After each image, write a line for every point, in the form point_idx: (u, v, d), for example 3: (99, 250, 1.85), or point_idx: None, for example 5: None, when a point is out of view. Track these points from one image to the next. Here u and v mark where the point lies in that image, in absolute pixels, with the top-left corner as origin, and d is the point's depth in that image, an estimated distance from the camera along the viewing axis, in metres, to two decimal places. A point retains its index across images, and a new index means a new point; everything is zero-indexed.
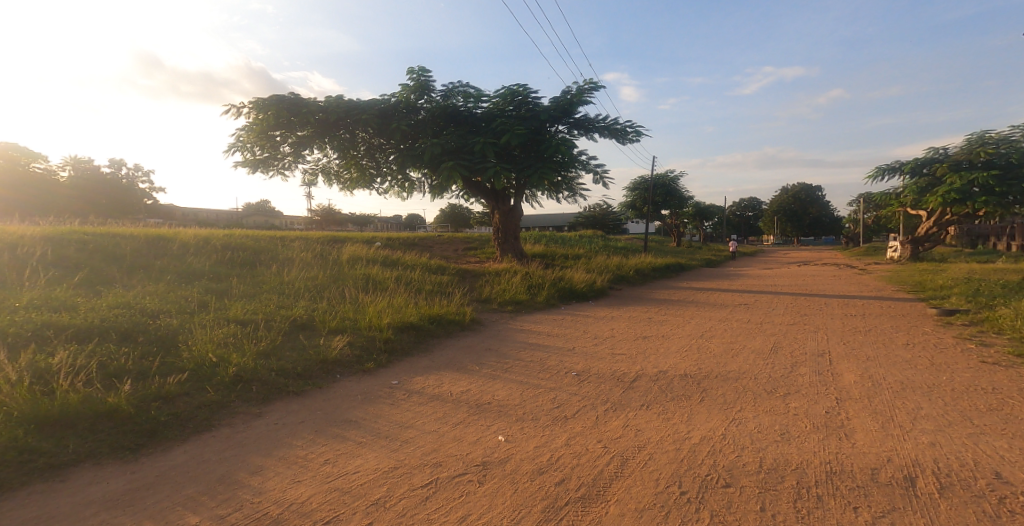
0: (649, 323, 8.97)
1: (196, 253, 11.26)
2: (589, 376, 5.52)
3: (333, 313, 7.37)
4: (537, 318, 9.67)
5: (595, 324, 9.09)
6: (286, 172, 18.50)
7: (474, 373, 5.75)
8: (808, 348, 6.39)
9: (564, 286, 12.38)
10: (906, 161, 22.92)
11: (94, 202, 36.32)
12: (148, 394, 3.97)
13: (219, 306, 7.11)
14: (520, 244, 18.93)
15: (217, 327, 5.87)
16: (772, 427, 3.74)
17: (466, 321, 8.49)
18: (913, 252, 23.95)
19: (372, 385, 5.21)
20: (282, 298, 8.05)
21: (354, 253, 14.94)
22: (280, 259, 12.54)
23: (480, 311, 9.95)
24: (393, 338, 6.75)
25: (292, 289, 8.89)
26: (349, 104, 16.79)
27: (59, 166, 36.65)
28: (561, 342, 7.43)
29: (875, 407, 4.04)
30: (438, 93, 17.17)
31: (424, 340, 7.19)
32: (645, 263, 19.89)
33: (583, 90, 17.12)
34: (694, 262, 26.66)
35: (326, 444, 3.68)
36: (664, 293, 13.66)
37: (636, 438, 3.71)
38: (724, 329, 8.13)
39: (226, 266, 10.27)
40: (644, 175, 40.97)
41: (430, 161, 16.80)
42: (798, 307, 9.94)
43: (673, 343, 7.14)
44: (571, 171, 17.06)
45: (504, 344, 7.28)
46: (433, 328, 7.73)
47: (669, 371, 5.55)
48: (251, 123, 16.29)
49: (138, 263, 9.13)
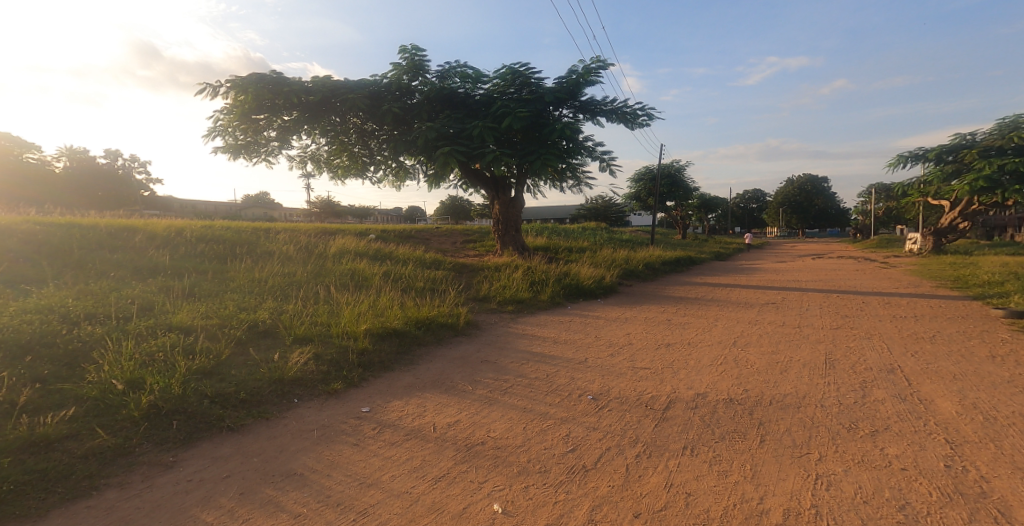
0: (669, 327, 7.87)
1: (165, 246, 10.24)
2: (609, 401, 4.41)
3: (304, 317, 6.29)
4: (541, 320, 8.58)
5: (607, 328, 8.01)
6: (272, 160, 17.40)
7: (467, 396, 4.66)
8: (870, 361, 5.28)
9: (570, 283, 11.28)
10: (930, 148, 21.72)
11: (92, 196, 35.88)
12: (7, 444, 2.87)
13: (167, 308, 6.03)
14: (521, 237, 17.77)
15: (150, 338, 4.79)
16: (880, 493, 2.62)
17: (459, 325, 7.42)
18: (935, 245, 22.65)
19: (339, 414, 4.13)
20: (247, 300, 6.97)
21: (343, 246, 13.84)
22: (259, 253, 11.51)
23: (477, 313, 8.84)
24: (370, 349, 5.66)
25: (262, 287, 7.81)
26: (337, 85, 15.62)
27: (54, 157, 35.72)
28: (570, 352, 6.35)
29: (1014, 460, 2.91)
30: (433, 74, 15.97)
31: (408, 351, 6.08)
32: (654, 256, 18.76)
33: (590, 69, 15.86)
34: (704, 256, 25.44)
35: (249, 520, 2.58)
36: (678, 289, 12.60)
37: (688, 511, 2.59)
38: (758, 335, 7.05)
39: (193, 261, 9.22)
40: (649, 166, 39.61)
41: (426, 147, 15.65)
42: (836, 308, 8.80)
43: (703, 354, 6.06)
44: (577, 158, 15.89)
45: (503, 354, 6.21)
46: (421, 335, 6.65)
47: (709, 394, 4.45)
48: (231, 104, 15.15)
49: (88, 257, 8.07)
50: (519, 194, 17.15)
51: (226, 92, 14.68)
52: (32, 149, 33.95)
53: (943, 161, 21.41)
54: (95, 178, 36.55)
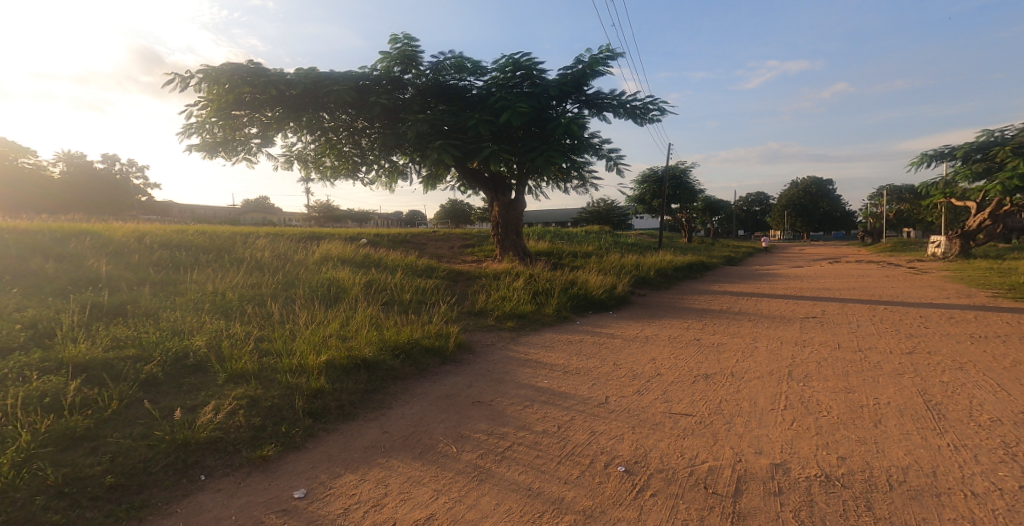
0: (700, 350, 6.60)
1: (117, 254, 9.00)
2: (650, 477, 3.09)
3: (248, 346, 4.98)
4: (546, 340, 7.32)
5: (625, 351, 6.71)
6: (253, 159, 16.13)
7: (450, 466, 3.35)
8: (989, 407, 3.94)
9: (578, 294, 10.00)
10: (957, 145, 20.36)
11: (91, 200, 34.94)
12: None
13: (72, 333, 4.74)
14: (522, 240, 16.43)
15: (13, 385, 3.49)
16: None
17: (448, 349, 6.15)
18: (963, 248, 21.21)
19: (261, 502, 2.82)
20: (184, 322, 5.67)
21: (328, 251, 12.59)
22: (229, 260, 10.26)
23: (471, 331, 7.54)
24: (328, 390, 4.37)
25: (211, 304, 6.53)
26: (321, 76, 14.38)
27: (50, 163, 34.88)
28: (586, 387, 5.06)
29: None
30: (427, 66, 14.82)
31: (378, 390, 4.78)
32: (665, 261, 17.49)
33: (597, 59, 14.58)
34: (716, 261, 24.13)
35: None
36: (697, 299, 11.32)
37: None
38: (813, 361, 5.72)
39: (141, 271, 7.96)
40: (654, 166, 38.26)
41: (418, 143, 14.42)
42: (892, 324, 7.48)
43: (755, 391, 4.75)
44: (582, 156, 14.62)
45: (502, 392, 4.93)
46: (399, 366, 5.37)
47: (792, 467, 3.09)
48: (206, 98, 13.88)
49: (7, 270, 6.78)
50: (520, 195, 15.90)
51: (198, 84, 13.41)
52: (28, 153, 32.56)
53: (971, 160, 20.06)
54: (94, 183, 35.56)
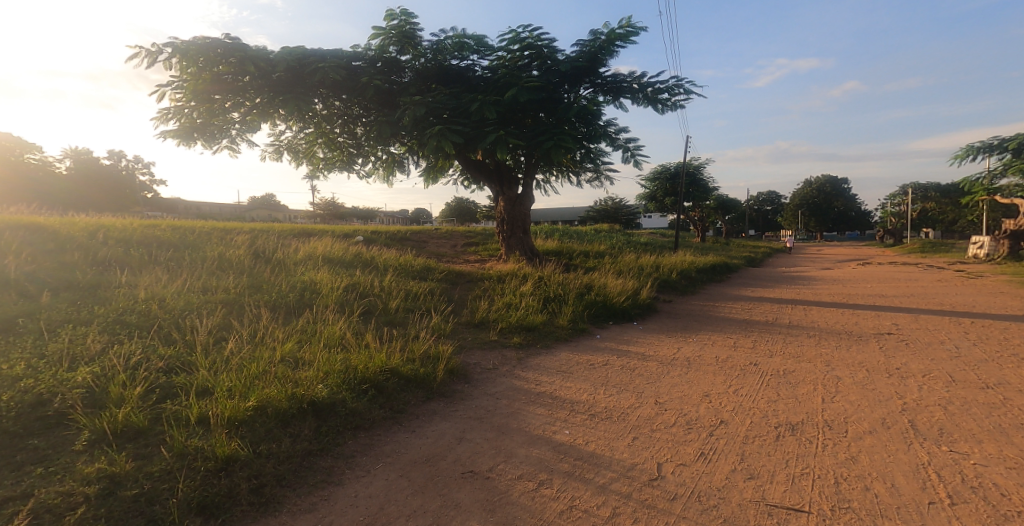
0: (765, 382, 5.06)
1: (53, 252, 7.57)
2: None
3: (148, 385, 3.53)
4: (563, 362, 5.81)
5: (665, 381, 5.17)
6: (236, 148, 14.73)
7: None
8: None
9: (595, 302, 8.48)
10: (1008, 137, 18.51)
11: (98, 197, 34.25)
12: None
13: None
14: (530, 239, 14.92)
15: None
16: None
17: (435, 380, 4.66)
18: (1012, 249, 19.35)
19: None
20: (82, 344, 4.23)
21: (314, 249, 11.15)
22: (193, 259, 8.84)
23: (469, 350, 6.06)
24: (242, 459, 2.88)
25: (136, 318, 5.08)
26: (307, 53, 13.01)
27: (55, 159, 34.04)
28: (624, 447, 3.54)
29: None
30: (427, 45, 13.34)
31: (328, 451, 3.30)
32: (687, 263, 15.93)
33: (615, 36, 13.01)
34: (737, 262, 22.47)
35: None
36: (734, 308, 9.75)
37: None
38: (933, 404, 4.16)
39: (69, 274, 6.51)
40: (668, 163, 36.68)
41: (415, 129, 12.93)
42: (1002, 347, 5.86)
43: (882, 461, 3.17)
44: (597, 145, 13.07)
45: (506, 455, 3.42)
46: (364, 407, 3.89)
47: None
48: (180, 77, 12.41)
49: None
50: (527, 189, 14.42)
51: (169, 61, 11.93)
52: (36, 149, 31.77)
53: None
54: (99, 179, 34.63)
